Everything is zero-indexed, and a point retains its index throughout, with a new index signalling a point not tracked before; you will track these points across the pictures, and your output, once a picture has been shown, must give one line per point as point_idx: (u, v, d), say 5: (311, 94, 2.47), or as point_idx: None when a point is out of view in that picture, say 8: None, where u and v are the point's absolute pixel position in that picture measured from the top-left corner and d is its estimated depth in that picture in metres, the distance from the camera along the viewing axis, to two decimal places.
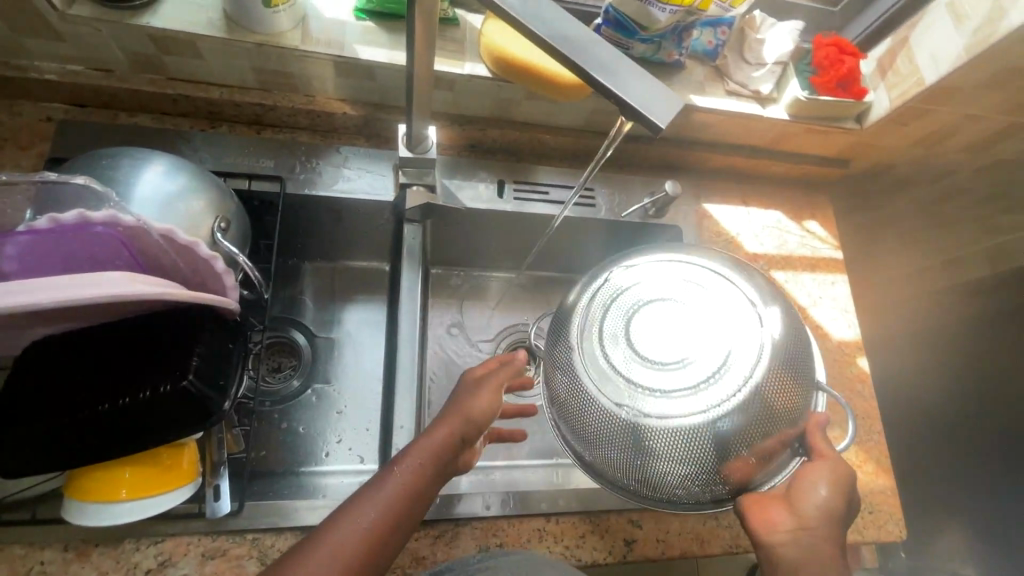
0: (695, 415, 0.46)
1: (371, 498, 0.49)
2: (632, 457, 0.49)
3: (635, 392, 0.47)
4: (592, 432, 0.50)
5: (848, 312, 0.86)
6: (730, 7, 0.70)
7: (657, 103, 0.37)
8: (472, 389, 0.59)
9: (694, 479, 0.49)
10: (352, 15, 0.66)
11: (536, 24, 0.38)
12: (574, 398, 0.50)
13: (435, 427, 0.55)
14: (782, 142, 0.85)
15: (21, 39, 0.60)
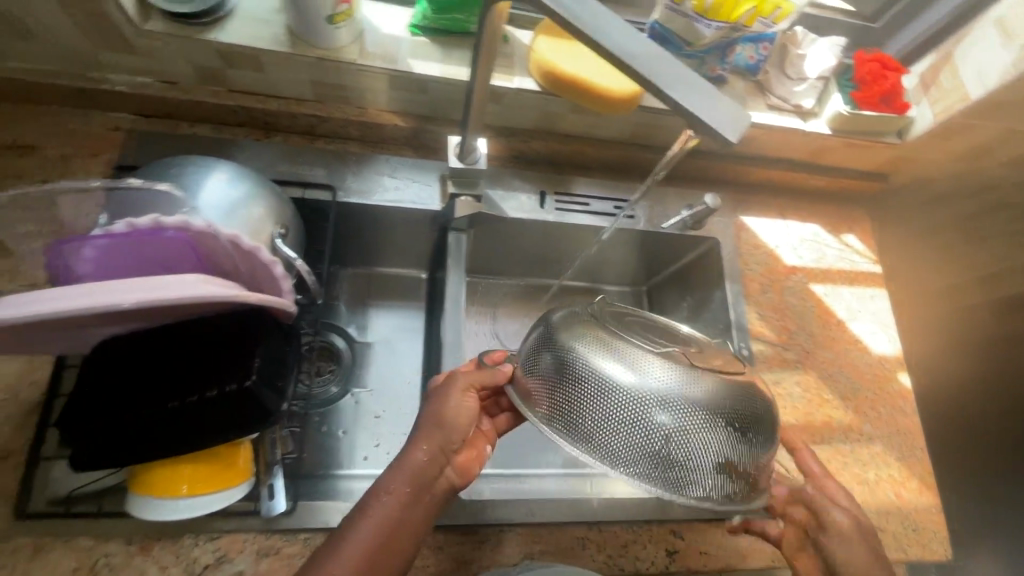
0: (687, 385, 0.45)
1: (362, 516, 0.50)
2: (634, 447, 0.44)
3: (634, 360, 0.46)
4: (586, 422, 0.45)
5: (887, 327, 0.85)
6: (773, 23, 0.70)
7: (724, 117, 0.39)
8: (443, 395, 0.56)
9: (700, 474, 0.44)
10: (406, 31, 0.69)
11: (606, 40, 0.40)
12: (564, 383, 0.47)
13: (409, 446, 0.54)
14: (821, 156, 0.85)
15: (97, 53, 0.64)
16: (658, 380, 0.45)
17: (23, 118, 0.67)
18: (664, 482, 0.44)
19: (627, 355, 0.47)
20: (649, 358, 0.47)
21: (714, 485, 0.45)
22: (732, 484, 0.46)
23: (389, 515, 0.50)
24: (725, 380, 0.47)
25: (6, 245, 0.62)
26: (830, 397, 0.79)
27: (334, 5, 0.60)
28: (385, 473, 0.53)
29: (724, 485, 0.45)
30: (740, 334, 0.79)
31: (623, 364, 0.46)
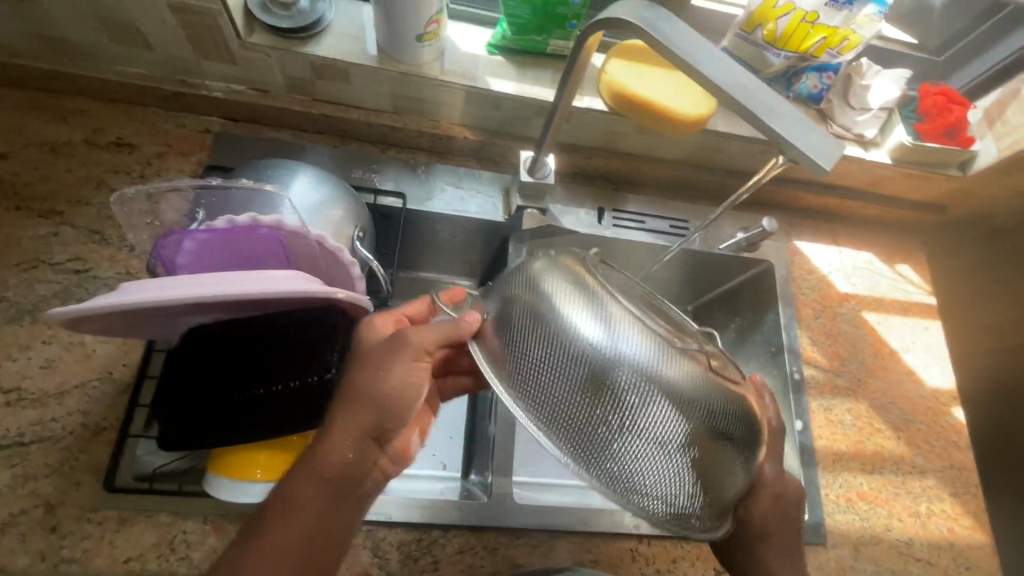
0: (659, 361, 0.43)
1: (273, 532, 0.48)
2: (592, 416, 0.43)
3: (606, 324, 0.44)
4: (548, 380, 0.44)
5: (942, 359, 0.85)
6: (839, 54, 0.71)
7: (821, 148, 0.42)
8: (385, 364, 0.50)
9: (659, 457, 0.43)
10: (484, 50, 0.72)
11: (710, 71, 0.44)
12: (533, 342, 0.45)
13: (329, 434, 0.49)
14: (879, 185, 0.86)
15: (201, 61, 0.68)
16: (630, 349, 0.43)
17: (125, 117, 0.72)
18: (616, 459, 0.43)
19: (601, 321, 0.44)
20: (624, 325, 0.44)
21: (671, 469, 0.43)
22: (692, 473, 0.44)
23: (307, 525, 0.48)
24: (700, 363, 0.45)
25: (107, 234, 0.67)
26: (881, 426, 0.79)
27: (425, 26, 0.63)
28: (293, 478, 0.49)
29: (682, 471, 0.43)
30: (791, 357, 0.80)
31: (595, 328, 0.44)
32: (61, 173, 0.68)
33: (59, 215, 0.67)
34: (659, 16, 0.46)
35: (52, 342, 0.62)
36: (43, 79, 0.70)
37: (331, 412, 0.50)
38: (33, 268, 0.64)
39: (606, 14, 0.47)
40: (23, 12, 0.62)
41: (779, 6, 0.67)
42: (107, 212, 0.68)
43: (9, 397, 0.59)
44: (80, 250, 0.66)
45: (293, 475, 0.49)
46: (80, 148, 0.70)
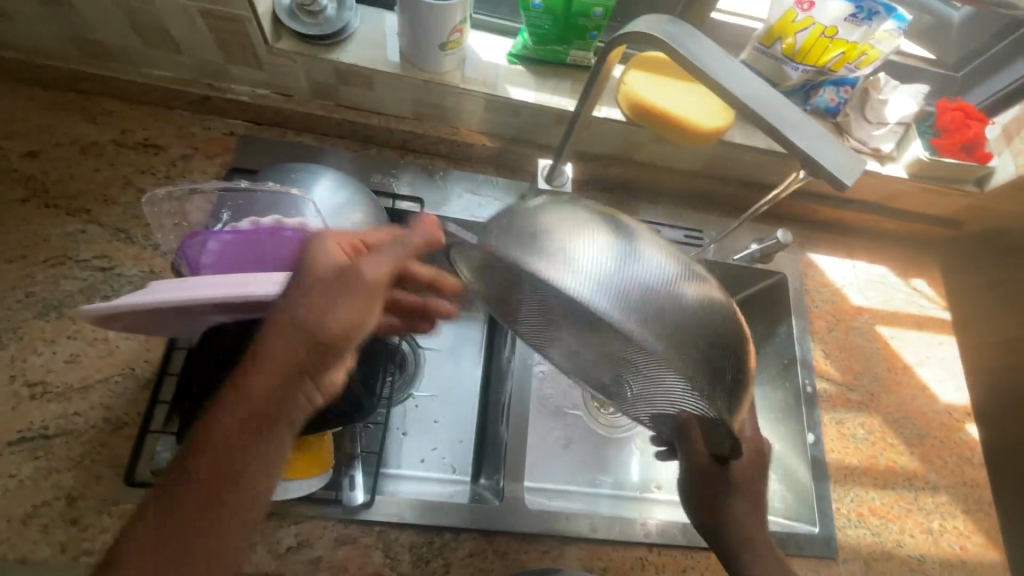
0: (666, 259, 0.43)
1: (191, 463, 0.43)
2: (653, 295, 0.40)
3: (629, 227, 0.44)
4: (600, 263, 0.40)
5: (956, 375, 0.84)
6: (856, 68, 0.72)
7: (844, 164, 0.43)
8: (324, 289, 0.45)
9: (676, 343, 0.39)
10: (504, 59, 0.73)
11: (733, 86, 0.45)
12: (561, 233, 0.42)
13: (260, 354, 0.45)
14: (895, 199, 0.86)
15: (228, 66, 0.70)
16: (645, 245, 0.43)
17: (152, 119, 0.74)
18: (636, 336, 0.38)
19: (608, 221, 0.44)
20: (627, 228, 0.44)
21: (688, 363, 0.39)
22: (708, 372, 0.40)
23: (231, 453, 0.43)
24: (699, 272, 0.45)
25: (132, 233, 0.68)
26: (894, 441, 0.78)
27: (448, 35, 0.64)
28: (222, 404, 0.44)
29: (699, 365, 0.39)
30: (804, 369, 0.80)
31: (611, 227, 0.43)
32: (89, 172, 0.70)
33: (86, 213, 0.68)
34: (683, 30, 0.47)
35: (77, 338, 0.63)
36: (75, 81, 0.72)
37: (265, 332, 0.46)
38: (61, 265, 0.65)
39: (628, 27, 0.47)
40: (59, 15, 0.64)
41: (799, 21, 0.68)
42: (133, 211, 0.69)
43: (34, 390, 0.60)
44: (106, 248, 0.67)
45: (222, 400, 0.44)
46: (108, 148, 0.71)
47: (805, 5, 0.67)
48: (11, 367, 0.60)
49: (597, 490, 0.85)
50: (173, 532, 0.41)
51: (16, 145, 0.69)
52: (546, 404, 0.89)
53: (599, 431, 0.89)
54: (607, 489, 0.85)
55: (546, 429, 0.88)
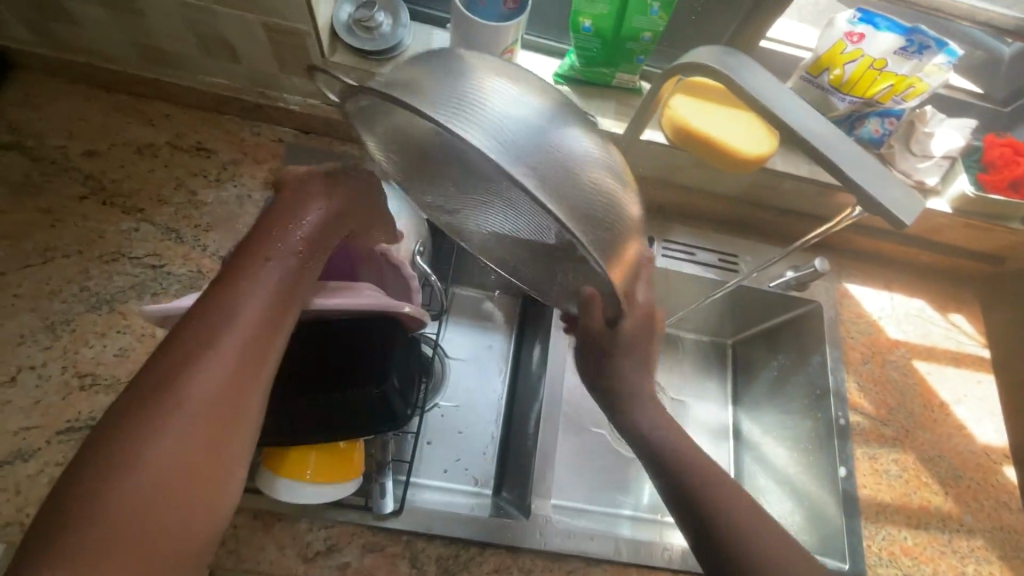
0: (570, 120, 0.40)
1: (194, 356, 0.37)
2: (561, 168, 0.37)
3: (540, 94, 0.41)
4: (505, 126, 0.36)
5: (995, 416, 0.82)
6: (902, 100, 0.71)
7: (901, 202, 0.43)
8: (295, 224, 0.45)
9: (557, 191, 0.36)
10: (551, 79, 0.75)
11: (791, 119, 0.45)
12: (469, 94, 0.37)
13: (263, 248, 0.43)
14: (936, 232, 0.85)
15: (283, 77, 0.72)
16: (552, 114, 0.39)
17: (205, 124, 0.77)
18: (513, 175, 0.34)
19: (515, 73, 0.41)
20: (530, 82, 0.41)
21: (570, 215, 0.36)
22: (589, 231, 0.37)
23: (240, 343, 0.38)
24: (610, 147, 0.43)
25: (182, 233, 0.71)
26: (928, 480, 0.76)
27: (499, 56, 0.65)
28: (212, 296, 0.40)
29: (579, 222, 0.37)
30: (838, 402, 0.78)
31: (519, 90, 0.39)
32: (144, 172, 0.73)
33: (140, 212, 0.71)
34: (741, 62, 0.47)
35: (126, 333, 0.65)
36: (136, 85, 0.75)
37: (259, 229, 0.44)
38: (114, 260, 0.68)
39: (688, 57, 0.48)
40: (127, 23, 0.66)
41: (847, 52, 0.68)
42: (183, 212, 0.72)
43: (83, 381, 0.62)
44: (157, 247, 0.69)
45: (214, 291, 0.40)
46: (163, 150, 0.74)
47: (855, 37, 0.67)
48: (63, 358, 0.63)
49: (619, 511, 0.84)
50: (182, 432, 0.35)
51: (77, 144, 0.72)
52: (570, 421, 0.90)
53: (622, 452, 0.89)
54: (628, 511, 0.85)
55: (569, 445, 0.88)
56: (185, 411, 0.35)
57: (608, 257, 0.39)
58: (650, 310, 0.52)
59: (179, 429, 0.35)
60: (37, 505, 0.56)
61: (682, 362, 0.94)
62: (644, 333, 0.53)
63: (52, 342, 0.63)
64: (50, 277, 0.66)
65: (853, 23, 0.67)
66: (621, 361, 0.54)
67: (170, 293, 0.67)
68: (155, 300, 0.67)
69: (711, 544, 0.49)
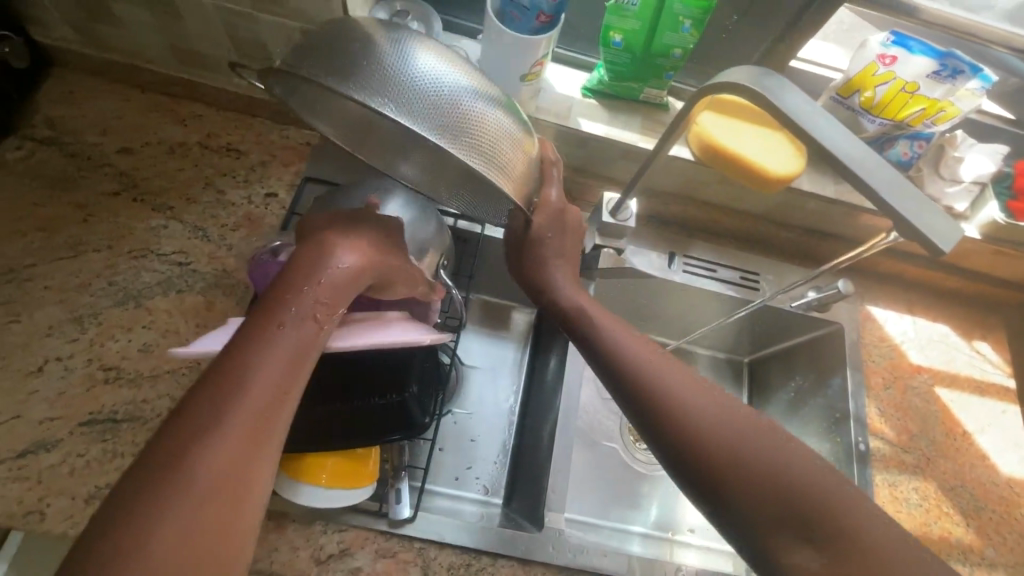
0: (446, 57, 0.45)
1: (208, 431, 0.37)
2: (444, 108, 0.42)
3: (437, 49, 0.46)
4: (392, 77, 0.42)
5: (1020, 448, 0.80)
6: (932, 123, 0.70)
7: (937, 230, 0.43)
8: (310, 277, 0.44)
9: (430, 120, 0.41)
10: (579, 92, 0.75)
11: (827, 141, 0.45)
12: (362, 54, 0.43)
13: (279, 312, 0.42)
14: (962, 257, 0.83)
15: None
16: (445, 64, 0.44)
17: (235, 125, 0.78)
18: (387, 115, 0.40)
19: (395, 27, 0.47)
20: (430, 41, 0.46)
21: (449, 140, 0.42)
22: (468, 148, 0.43)
23: (252, 413, 0.38)
24: (498, 87, 0.48)
25: (208, 232, 0.71)
26: (949, 511, 0.75)
27: (530, 67, 0.66)
28: (225, 365, 0.39)
29: (458, 143, 0.42)
30: (858, 426, 0.77)
31: (414, 48, 0.44)
32: (175, 170, 0.74)
33: (169, 210, 0.72)
34: (778, 83, 0.47)
35: (150, 328, 0.66)
36: (171, 86, 0.76)
37: (275, 290, 0.43)
38: (142, 256, 0.69)
39: (721, 78, 0.49)
40: (167, 25, 0.68)
41: (879, 74, 0.68)
42: (211, 211, 0.73)
43: (107, 374, 0.63)
44: (184, 245, 0.70)
45: (235, 348, 0.40)
46: (194, 150, 0.75)
47: (887, 60, 0.67)
48: (89, 351, 0.63)
49: (629, 528, 0.83)
50: (195, 506, 0.35)
51: (111, 141, 0.74)
52: (583, 434, 0.89)
53: (634, 467, 0.88)
54: (639, 527, 0.83)
55: (582, 459, 0.87)
56: (196, 493, 0.35)
57: (501, 177, 0.44)
58: (561, 209, 0.55)
59: (194, 495, 0.35)
60: (57, 496, 0.57)
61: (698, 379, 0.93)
62: (555, 226, 0.57)
63: (79, 334, 0.64)
64: (79, 271, 0.67)
65: (886, 46, 0.66)
66: (542, 252, 0.60)
67: (195, 291, 0.68)
68: (181, 297, 0.68)
69: (727, 513, 0.46)
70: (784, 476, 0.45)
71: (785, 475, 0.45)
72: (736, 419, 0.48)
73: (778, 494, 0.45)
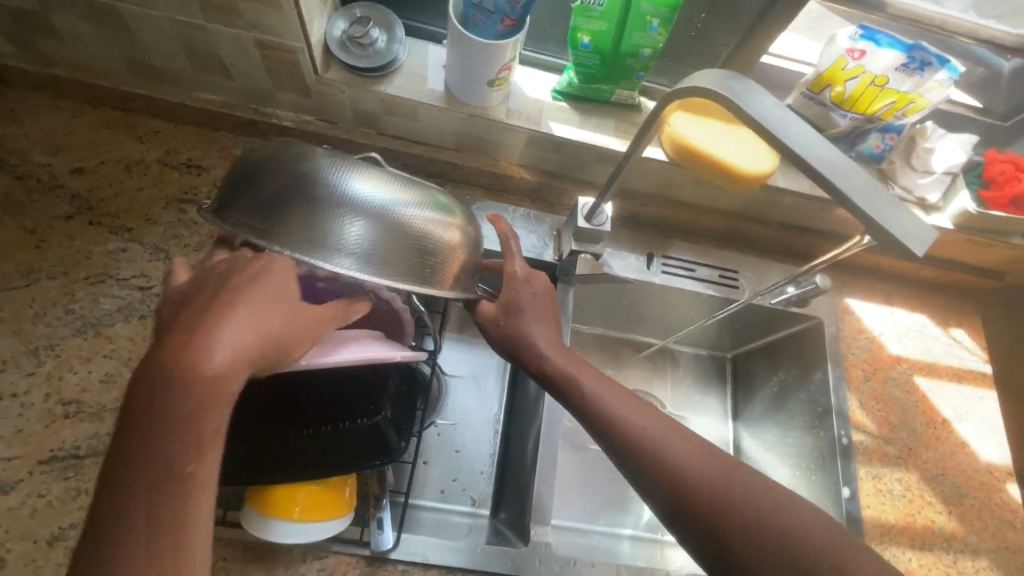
0: (386, 183, 0.45)
1: None
2: (385, 241, 0.44)
3: (364, 170, 0.45)
4: (330, 228, 0.43)
5: (998, 434, 0.81)
6: (903, 116, 0.70)
7: (910, 233, 0.42)
8: (170, 389, 0.35)
9: (408, 264, 0.45)
10: (549, 95, 0.73)
11: (798, 146, 0.44)
12: (295, 205, 0.43)
13: (147, 443, 0.35)
14: (937, 248, 0.84)
15: (274, 92, 0.70)
16: (377, 191, 0.45)
17: (196, 141, 0.75)
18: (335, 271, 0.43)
19: (318, 160, 0.45)
20: (355, 163, 0.46)
21: (394, 272, 0.45)
22: (440, 269, 0.48)
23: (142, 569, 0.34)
24: (429, 188, 0.49)
25: (170, 253, 0.69)
26: (932, 500, 0.75)
27: (498, 73, 0.64)
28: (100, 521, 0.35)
29: (425, 273, 0.47)
30: (840, 421, 0.77)
31: (339, 181, 0.44)
32: (133, 190, 0.71)
33: (128, 231, 0.69)
34: (747, 87, 0.46)
35: (112, 357, 0.63)
36: (125, 101, 0.73)
37: (130, 427, 0.35)
38: (101, 282, 0.66)
39: (688, 81, 0.48)
40: (114, 39, 0.64)
41: (849, 69, 0.67)
42: (173, 231, 0.70)
43: (67, 409, 0.60)
44: (145, 267, 0.67)
45: (109, 498, 0.35)
46: (152, 167, 0.72)
47: (856, 54, 0.66)
48: (46, 385, 0.60)
49: (618, 531, 0.83)
50: None
51: (63, 162, 0.70)
52: (570, 439, 0.88)
53: None
54: (628, 530, 0.83)
55: (568, 466, 0.86)
56: None
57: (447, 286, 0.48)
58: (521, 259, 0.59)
59: None
60: (18, 540, 0.54)
61: (682, 379, 0.93)
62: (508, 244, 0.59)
63: (35, 368, 0.61)
64: (33, 300, 0.64)
65: (855, 40, 0.66)
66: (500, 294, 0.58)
67: None
68: (143, 324, 0.65)
69: None
70: (801, 546, 0.45)
71: (799, 543, 0.45)
72: (743, 489, 0.48)
73: (796, 566, 0.45)
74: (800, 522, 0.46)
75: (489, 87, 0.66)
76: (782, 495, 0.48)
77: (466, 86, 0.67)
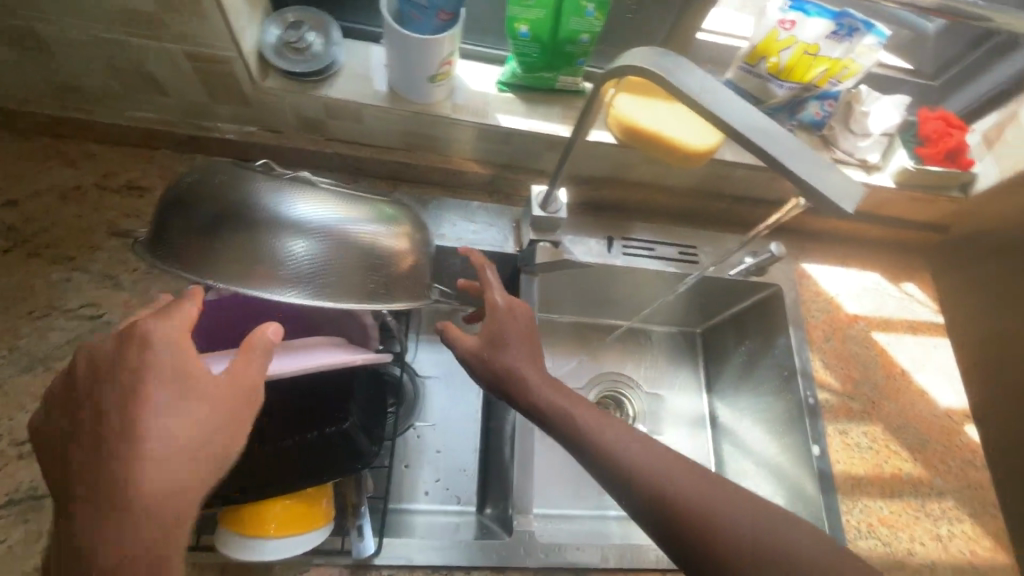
0: (325, 202, 0.46)
1: None
2: (330, 262, 0.45)
3: (301, 191, 0.45)
4: (272, 255, 0.43)
5: (953, 379, 0.85)
6: (838, 82, 0.73)
7: (842, 192, 0.44)
8: (110, 466, 0.38)
9: (356, 283, 0.46)
10: (494, 87, 0.73)
11: (730, 116, 0.45)
12: (233, 234, 0.43)
13: (97, 521, 0.37)
14: (882, 208, 0.87)
15: (213, 105, 0.69)
16: (316, 213, 0.45)
17: (135, 161, 0.72)
18: (282, 298, 0.43)
19: (252, 184, 0.45)
20: (291, 184, 0.45)
21: (343, 293, 0.46)
22: (392, 280, 0.49)
23: None
24: (371, 202, 0.49)
25: (119, 279, 0.67)
26: (897, 449, 0.78)
27: (438, 68, 0.64)
28: None
29: (375, 288, 0.48)
30: (805, 382, 0.79)
31: (276, 205, 0.44)
32: (72, 218, 0.68)
33: (71, 261, 0.66)
34: (678, 64, 0.47)
35: None
36: (55, 126, 0.70)
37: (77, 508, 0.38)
38: (46, 315, 0.63)
39: (621, 60, 0.49)
40: (35, 62, 0.62)
41: (781, 40, 0.69)
42: (119, 257, 0.68)
43: (22, 450, 0.58)
44: (93, 296, 0.65)
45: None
46: (91, 192, 0.70)
47: (787, 25, 0.68)
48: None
49: (604, 512, 0.84)
50: None
51: None
52: None
53: None
54: (613, 510, 0.84)
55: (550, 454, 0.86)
56: None
57: (399, 298, 0.49)
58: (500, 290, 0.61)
59: None
60: None
61: (654, 357, 0.94)
62: None
63: None
64: None
65: (784, 11, 0.68)
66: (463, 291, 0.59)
67: None
68: None
69: None
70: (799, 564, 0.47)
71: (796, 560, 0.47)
72: (738, 511, 0.49)
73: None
74: (796, 539, 0.48)
75: (431, 83, 0.66)
76: (771, 507, 0.50)
77: (407, 82, 0.66)
